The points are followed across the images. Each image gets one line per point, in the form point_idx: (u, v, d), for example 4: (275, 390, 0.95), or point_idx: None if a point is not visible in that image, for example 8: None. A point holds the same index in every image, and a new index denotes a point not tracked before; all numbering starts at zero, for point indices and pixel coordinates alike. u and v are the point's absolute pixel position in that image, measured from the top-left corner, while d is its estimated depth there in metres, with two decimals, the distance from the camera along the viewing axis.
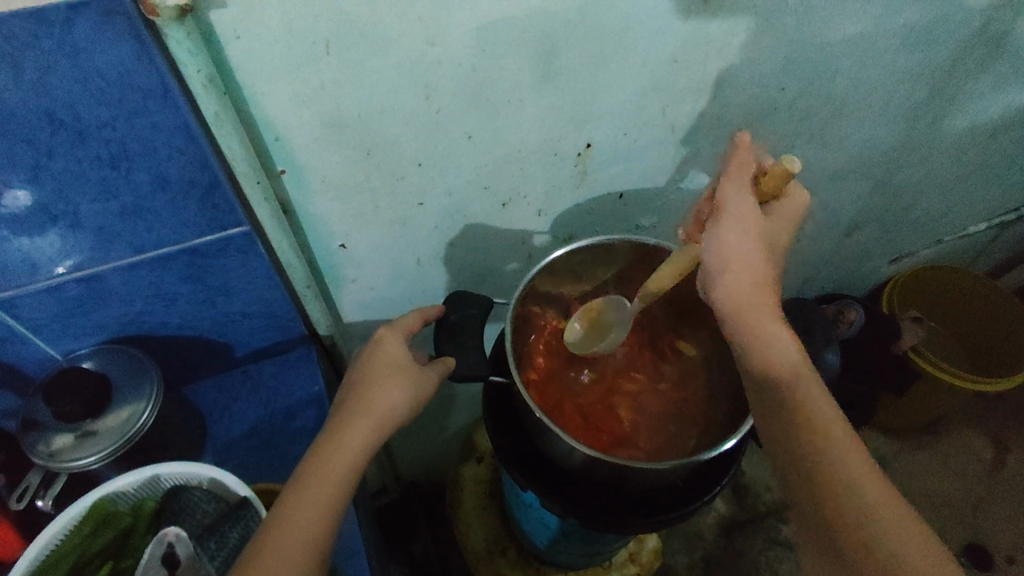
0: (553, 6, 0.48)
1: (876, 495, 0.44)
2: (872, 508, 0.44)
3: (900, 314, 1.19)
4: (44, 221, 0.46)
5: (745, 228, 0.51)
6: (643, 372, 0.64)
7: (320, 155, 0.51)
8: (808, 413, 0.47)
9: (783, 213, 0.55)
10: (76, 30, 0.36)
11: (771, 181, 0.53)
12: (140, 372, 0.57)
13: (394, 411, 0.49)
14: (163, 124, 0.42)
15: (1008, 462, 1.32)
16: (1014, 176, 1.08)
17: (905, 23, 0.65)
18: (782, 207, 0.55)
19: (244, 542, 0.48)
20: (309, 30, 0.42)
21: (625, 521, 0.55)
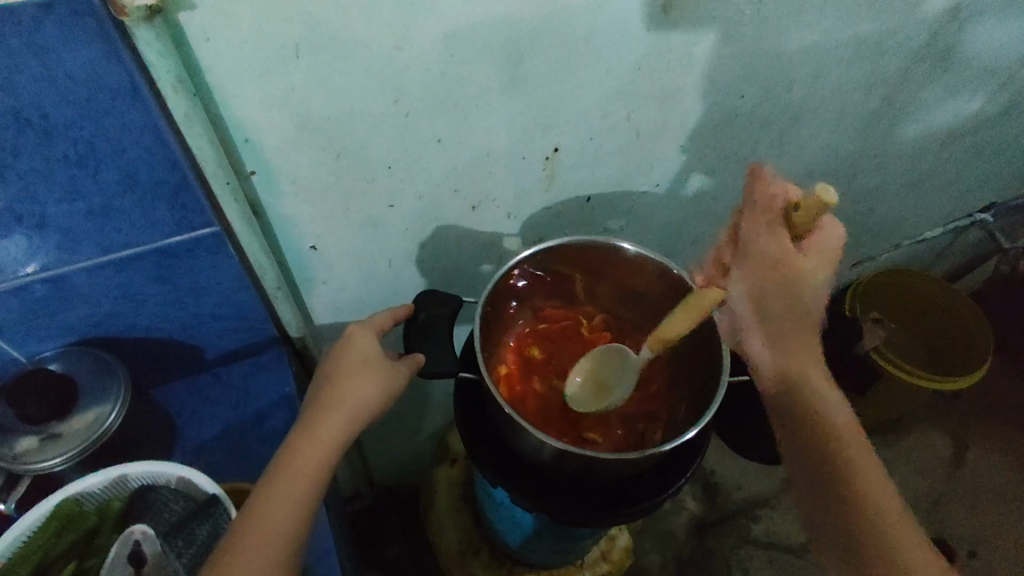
0: (517, 14, 0.50)
1: (884, 489, 0.56)
2: (872, 500, 0.55)
3: (862, 316, 1.23)
4: (9, 221, 0.46)
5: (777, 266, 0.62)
6: None
7: (291, 156, 0.51)
8: (835, 437, 0.57)
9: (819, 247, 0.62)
10: (43, 29, 0.36)
11: (804, 215, 0.60)
12: (107, 374, 0.57)
13: (366, 407, 0.50)
14: (132, 124, 0.43)
15: (966, 458, 1.37)
16: (967, 183, 1.13)
17: (857, 35, 0.68)
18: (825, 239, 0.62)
19: (213, 539, 0.49)
20: (279, 33, 0.43)
21: (595, 515, 0.56)
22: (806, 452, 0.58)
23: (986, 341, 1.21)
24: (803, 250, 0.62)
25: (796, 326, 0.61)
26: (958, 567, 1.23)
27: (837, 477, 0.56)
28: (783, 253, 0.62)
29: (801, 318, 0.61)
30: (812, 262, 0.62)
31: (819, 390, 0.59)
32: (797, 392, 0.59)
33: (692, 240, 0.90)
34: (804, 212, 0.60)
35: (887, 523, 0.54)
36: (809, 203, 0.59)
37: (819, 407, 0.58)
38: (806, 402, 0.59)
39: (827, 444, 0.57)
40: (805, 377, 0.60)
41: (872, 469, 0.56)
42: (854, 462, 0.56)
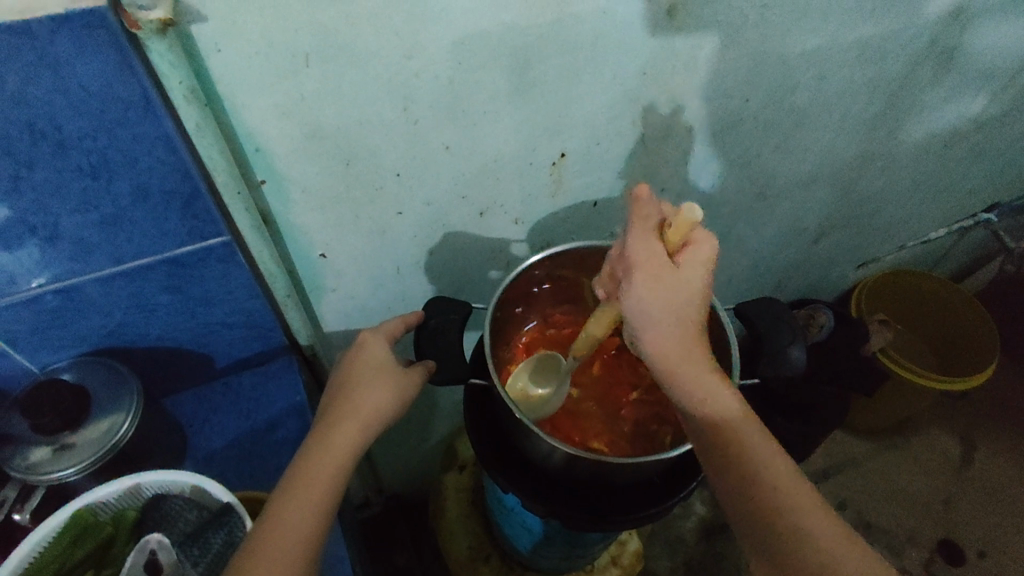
0: (524, 21, 0.50)
1: (789, 485, 0.44)
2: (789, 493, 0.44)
3: (868, 317, 1.23)
4: (22, 233, 0.46)
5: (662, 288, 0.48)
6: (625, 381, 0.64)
7: (301, 165, 0.52)
8: (733, 429, 0.45)
9: (692, 261, 0.49)
10: (58, 43, 0.37)
11: (675, 236, 0.49)
12: (120, 384, 0.57)
13: (379, 413, 0.50)
14: (144, 135, 0.43)
15: (975, 459, 1.36)
16: (970, 183, 1.13)
17: (860, 37, 0.68)
18: (694, 256, 0.49)
19: (229, 548, 0.49)
20: (289, 43, 0.43)
21: (607, 519, 0.56)
22: (711, 457, 0.46)
23: (993, 342, 1.21)
24: (676, 268, 0.49)
25: (676, 327, 0.48)
26: (969, 568, 1.23)
27: (739, 471, 0.45)
28: (656, 276, 0.48)
29: (681, 320, 0.48)
30: (692, 275, 0.49)
31: (720, 397, 0.47)
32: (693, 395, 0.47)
33: None
34: (676, 231, 0.48)
35: (794, 516, 0.43)
36: (673, 230, 0.48)
37: (714, 403, 0.46)
38: (705, 402, 0.46)
39: (712, 436, 0.46)
40: (717, 401, 0.46)
41: (777, 461, 0.45)
42: (759, 457, 0.45)
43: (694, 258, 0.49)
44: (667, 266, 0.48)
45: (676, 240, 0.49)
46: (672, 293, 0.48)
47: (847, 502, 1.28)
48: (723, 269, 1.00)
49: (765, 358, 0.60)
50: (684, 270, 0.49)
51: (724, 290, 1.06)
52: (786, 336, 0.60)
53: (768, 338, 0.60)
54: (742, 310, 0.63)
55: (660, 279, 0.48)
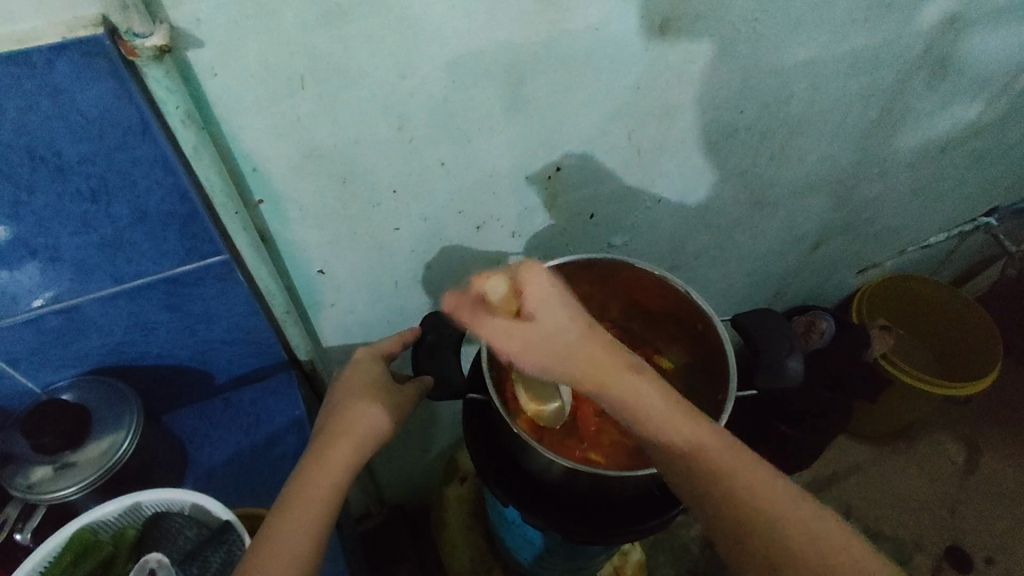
0: (517, 39, 0.51)
1: (771, 501, 0.42)
2: (774, 509, 0.42)
3: (869, 323, 1.23)
4: (23, 255, 0.47)
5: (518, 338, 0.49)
6: None
7: (298, 184, 0.52)
8: (705, 455, 0.44)
9: (539, 302, 0.50)
10: (56, 71, 0.37)
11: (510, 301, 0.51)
12: (120, 403, 0.58)
13: (378, 430, 0.50)
14: (142, 159, 0.44)
15: (980, 464, 1.36)
16: (969, 189, 1.13)
17: (853, 47, 0.69)
18: (532, 292, 0.50)
19: (227, 567, 0.49)
20: (284, 66, 0.44)
21: (608, 532, 0.57)
22: (686, 484, 0.44)
23: (995, 346, 1.20)
24: (528, 317, 0.50)
25: (569, 348, 0.48)
26: None
27: (720, 494, 0.43)
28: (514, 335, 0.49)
29: (567, 346, 0.48)
30: (551, 315, 0.49)
31: (652, 407, 0.46)
32: (641, 419, 0.46)
33: (696, 253, 0.91)
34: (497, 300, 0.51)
35: (780, 532, 0.41)
36: (503, 298, 0.51)
37: (678, 429, 0.45)
38: (662, 427, 0.45)
39: (687, 463, 0.44)
40: (632, 394, 0.46)
41: (757, 478, 0.43)
42: (737, 477, 0.43)
43: (534, 300, 0.50)
44: (516, 321, 0.50)
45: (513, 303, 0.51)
46: (531, 342, 0.49)
47: (851, 509, 1.27)
48: (722, 278, 1.00)
49: (762, 370, 0.60)
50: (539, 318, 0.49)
51: (723, 298, 1.06)
52: (783, 349, 0.60)
53: (765, 348, 0.60)
54: (740, 322, 0.63)
55: (516, 333, 0.49)
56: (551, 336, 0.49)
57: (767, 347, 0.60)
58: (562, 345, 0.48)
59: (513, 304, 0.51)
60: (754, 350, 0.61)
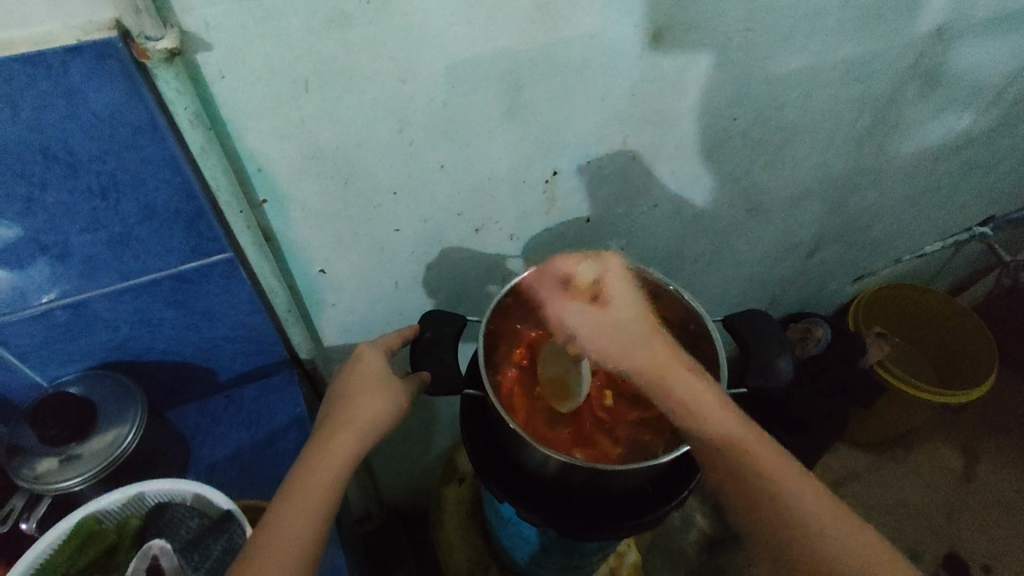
0: (515, 46, 0.52)
1: (810, 510, 0.47)
2: (814, 516, 0.47)
3: (865, 331, 1.24)
4: (34, 250, 0.48)
5: (597, 328, 0.59)
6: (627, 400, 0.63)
7: (301, 185, 0.54)
8: (745, 451, 0.50)
9: (617, 292, 0.61)
10: (71, 72, 0.39)
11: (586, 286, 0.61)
12: (125, 398, 0.59)
13: (377, 423, 0.51)
14: (151, 158, 0.45)
15: (977, 472, 1.36)
16: (964, 198, 1.14)
17: (845, 57, 0.70)
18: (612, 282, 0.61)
19: (227, 555, 0.51)
20: (288, 69, 0.46)
21: (601, 528, 0.57)
22: (729, 484, 0.50)
23: (991, 354, 1.21)
24: (605, 304, 0.60)
25: (637, 343, 0.57)
26: None
27: (763, 497, 0.48)
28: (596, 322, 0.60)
29: (627, 336, 0.58)
30: (621, 308, 0.60)
31: (706, 404, 0.52)
32: (693, 415, 0.52)
33: (692, 258, 0.92)
34: (580, 284, 0.62)
35: (819, 539, 0.46)
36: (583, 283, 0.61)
37: (732, 432, 0.51)
38: (715, 423, 0.51)
39: (732, 464, 0.49)
40: (694, 389, 0.53)
41: (800, 487, 0.48)
42: (780, 484, 0.48)
43: (615, 292, 0.61)
44: (597, 309, 0.60)
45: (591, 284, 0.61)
46: (605, 327, 0.59)
47: None
48: (719, 283, 1.02)
49: (753, 371, 0.60)
50: (610, 308, 0.60)
51: (719, 303, 1.07)
52: (775, 350, 0.61)
53: (757, 350, 0.61)
54: (732, 324, 0.64)
55: (597, 321, 0.60)
56: (619, 326, 0.59)
57: (759, 349, 0.61)
58: (624, 330, 0.58)
59: (591, 291, 0.61)
60: (745, 351, 0.62)
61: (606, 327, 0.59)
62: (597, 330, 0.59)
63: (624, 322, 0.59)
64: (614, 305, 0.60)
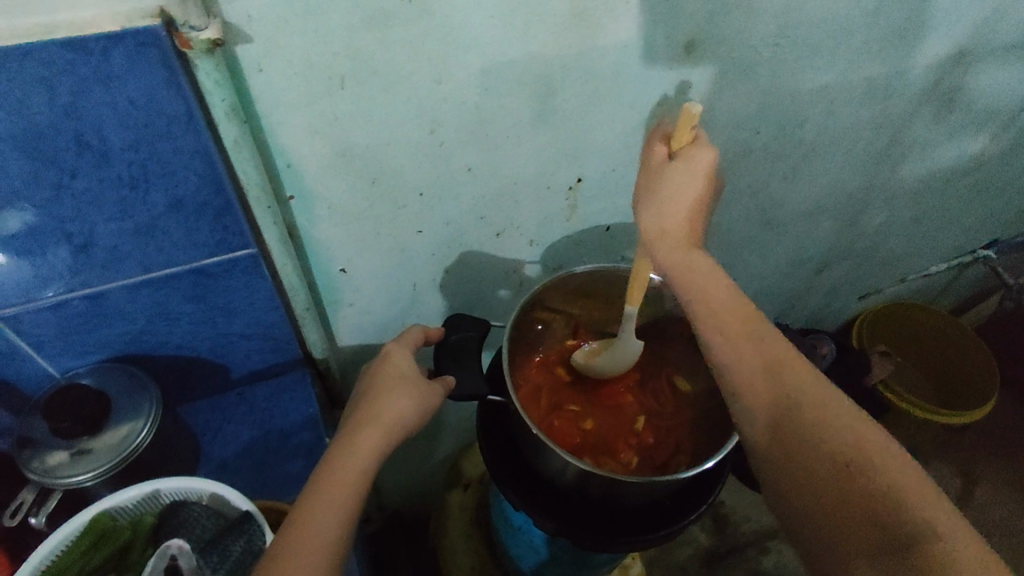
0: (550, 50, 0.52)
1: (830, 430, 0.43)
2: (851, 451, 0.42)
3: (869, 349, 1.25)
4: (58, 238, 0.47)
5: (665, 194, 0.51)
6: (640, 413, 0.65)
7: (330, 181, 0.53)
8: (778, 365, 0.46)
9: (696, 165, 0.51)
10: (113, 60, 0.39)
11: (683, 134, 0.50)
12: (140, 391, 0.58)
13: (402, 422, 0.51)
14: (183, 148, 0.45)
15: (974, 495, 1.36)
16: (971, 220, 1.15)
17: (867, 76, 0.71)
18: (697, 162, 0.51)
19: (246, 556, 0.53)
20: (327, 64, 0.45)
21: (619, 540, 0.57)
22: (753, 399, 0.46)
23: (993, 378, 1.23)
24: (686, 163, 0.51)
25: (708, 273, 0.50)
26: None
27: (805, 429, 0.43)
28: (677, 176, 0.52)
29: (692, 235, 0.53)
30: (687, 180, 0.51)
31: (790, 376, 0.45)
32: (787, 387, 0.45)
33: None
34: (681, 132, 0.50)
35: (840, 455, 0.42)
36: (678, 133, 0.51)
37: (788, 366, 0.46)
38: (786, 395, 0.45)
39: (861, 499, 0.40)
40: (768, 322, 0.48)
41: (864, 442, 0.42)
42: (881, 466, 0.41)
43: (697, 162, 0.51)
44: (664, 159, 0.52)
45: (682, 139, 0.51)
46: (673, 196, 0.51)
47: None
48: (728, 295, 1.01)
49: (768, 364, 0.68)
50: (679, 172, 0.51)
51: None
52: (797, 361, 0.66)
53: None
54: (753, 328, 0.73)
55: (660, 175, 0.52)
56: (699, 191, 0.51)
57: None
58: (682, 210, 0.52)
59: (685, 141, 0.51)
60: None
61: (680, 199, 0.51)
62: (670, 199, 0.51)
63: (685, 191, 0.51)
64: (692, 170, 0.51)
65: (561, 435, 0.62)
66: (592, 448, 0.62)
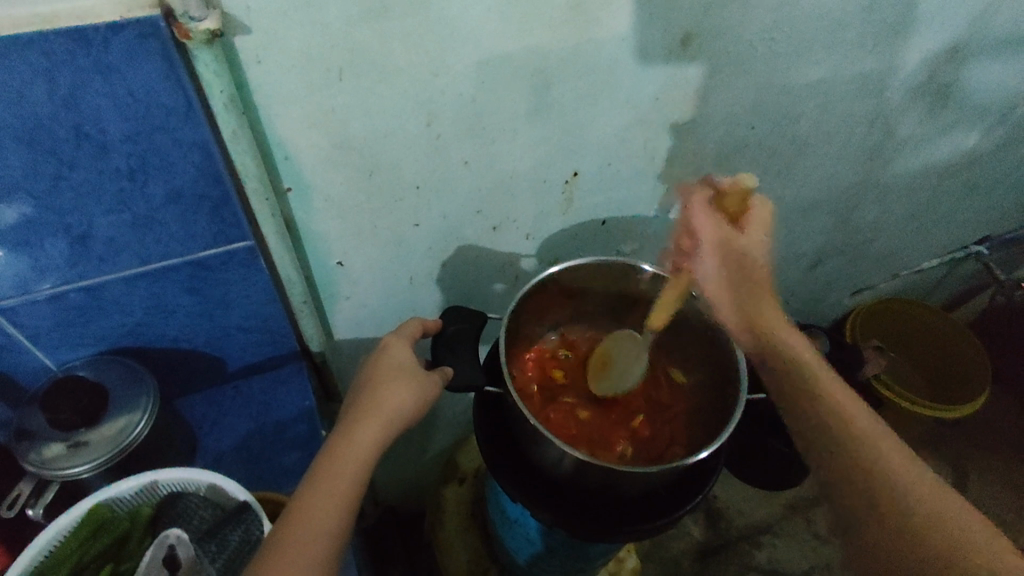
0: (547, 43, 0.52)
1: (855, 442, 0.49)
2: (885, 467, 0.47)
3: (863, 344, 1.25)
4: (56, 230, 0.47)
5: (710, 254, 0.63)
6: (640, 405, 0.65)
7: (326, 174, 0.53)
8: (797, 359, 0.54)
9: (757, 221, 0.62)
10: (112, 50, 0.39)
11: (732, 199, 0.61)
12: (137, 383, 0.58)
13: (400, 414, 0.51)
14: (182, 140, 0.45)
15: (965, 489, 1.38)
16: (963, 216, 1.16)
17: (861, 72, 0.71)
18: (756, 219, 0.62)
19: (244, 545, 0.54)
20: (324, 57, 0.45)
21: (616, 530, 0.57)
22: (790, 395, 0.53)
23: (986, 373, 1.24)
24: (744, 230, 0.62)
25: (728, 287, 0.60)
26: None
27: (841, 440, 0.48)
28: (730, 244, 0.61)
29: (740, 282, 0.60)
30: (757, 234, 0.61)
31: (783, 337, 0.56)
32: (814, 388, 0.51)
33: None
34: (733, 196, 0.61)
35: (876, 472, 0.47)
36: (734, 200, 0.61)
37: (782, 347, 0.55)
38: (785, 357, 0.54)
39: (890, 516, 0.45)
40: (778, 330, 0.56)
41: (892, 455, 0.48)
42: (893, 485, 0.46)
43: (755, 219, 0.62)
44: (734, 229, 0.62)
45: (740, 205, 0.61)
46: (728, 246, 0.61)
47: None
48: None
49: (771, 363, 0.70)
50: (751, 232, 0.61)
51: None
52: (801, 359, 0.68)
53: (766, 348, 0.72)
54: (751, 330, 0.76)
55: (734, 237, 0.61)
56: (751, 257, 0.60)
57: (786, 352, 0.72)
58: (746, 260, 0.60)
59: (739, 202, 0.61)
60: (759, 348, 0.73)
61: (730, 253, 0.61)
62: (725, 253, 0.61)
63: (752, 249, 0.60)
64: (751, 237, 0.61)
65: (560, 426, 0.62)
66: (593, 438, 0.62)
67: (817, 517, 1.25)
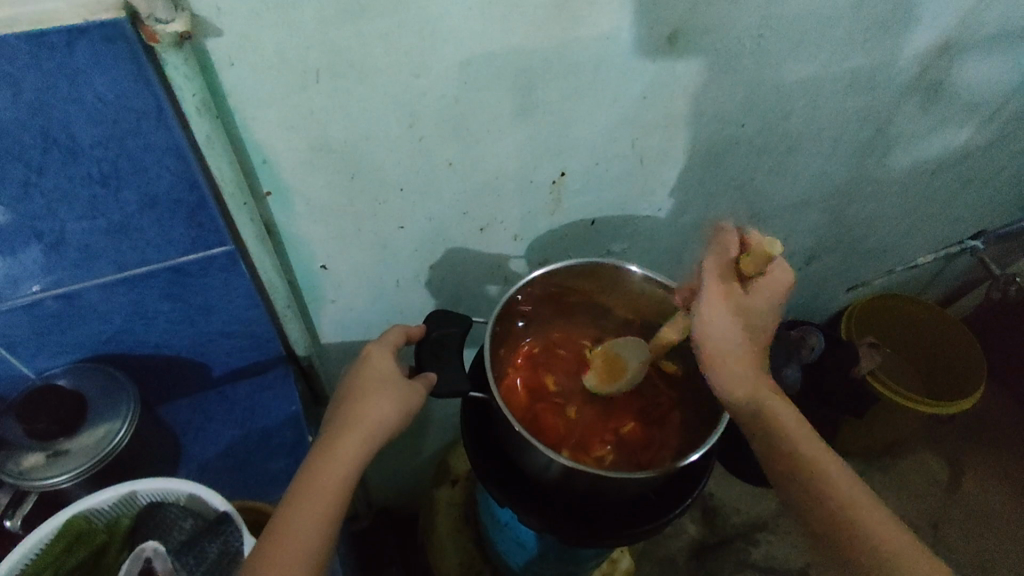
0: (530, 43, 0.51)
1: (834, 489, 0.50)
2: (845, 503, 0.50)
3: (857, 339, 1.24)
4: (28, 238, 0.47)
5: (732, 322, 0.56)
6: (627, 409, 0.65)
7: (306, 176, 0.52)
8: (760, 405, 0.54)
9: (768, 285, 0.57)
10: (76, 54, 0.38)
11: (750, 263, 0.55)
12: (117, 390, 0.57)
13: (382, 424, 0.50)
14: (154, 145, 0.44)
15: (962, 485, 1.37)
16: (958, 211, 1.15)
17: (851, 68, 0.70)
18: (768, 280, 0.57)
19: (224, 558, 0.52)
20: (300, 59, 0.44)
21: (603, 537, 0.57)
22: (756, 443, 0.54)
23: (980, 370, 1.23)
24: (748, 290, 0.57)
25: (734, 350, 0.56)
26: None
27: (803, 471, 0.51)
28: (736, 306, 0.56)
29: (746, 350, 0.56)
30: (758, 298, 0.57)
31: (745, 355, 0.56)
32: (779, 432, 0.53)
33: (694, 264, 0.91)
34: (750, 260, 0.55)
35: (853, 523, 0.49)
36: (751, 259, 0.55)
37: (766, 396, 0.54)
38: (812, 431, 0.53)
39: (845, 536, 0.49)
40: (773, 397, 0.54)
41: (849, 483, 0.51)
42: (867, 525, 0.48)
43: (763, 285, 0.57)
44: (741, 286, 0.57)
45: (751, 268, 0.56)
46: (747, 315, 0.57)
47: None
48: None
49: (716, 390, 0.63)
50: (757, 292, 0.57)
51: None
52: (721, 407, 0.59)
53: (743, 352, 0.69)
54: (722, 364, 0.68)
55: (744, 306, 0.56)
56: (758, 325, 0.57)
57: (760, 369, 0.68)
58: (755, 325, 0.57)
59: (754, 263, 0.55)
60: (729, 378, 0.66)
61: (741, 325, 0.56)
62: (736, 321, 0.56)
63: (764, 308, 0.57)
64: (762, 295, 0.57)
65: (548, 435, 0.62)
66: (580, 444, 0.62)
67: (812, 515, 1.24)
